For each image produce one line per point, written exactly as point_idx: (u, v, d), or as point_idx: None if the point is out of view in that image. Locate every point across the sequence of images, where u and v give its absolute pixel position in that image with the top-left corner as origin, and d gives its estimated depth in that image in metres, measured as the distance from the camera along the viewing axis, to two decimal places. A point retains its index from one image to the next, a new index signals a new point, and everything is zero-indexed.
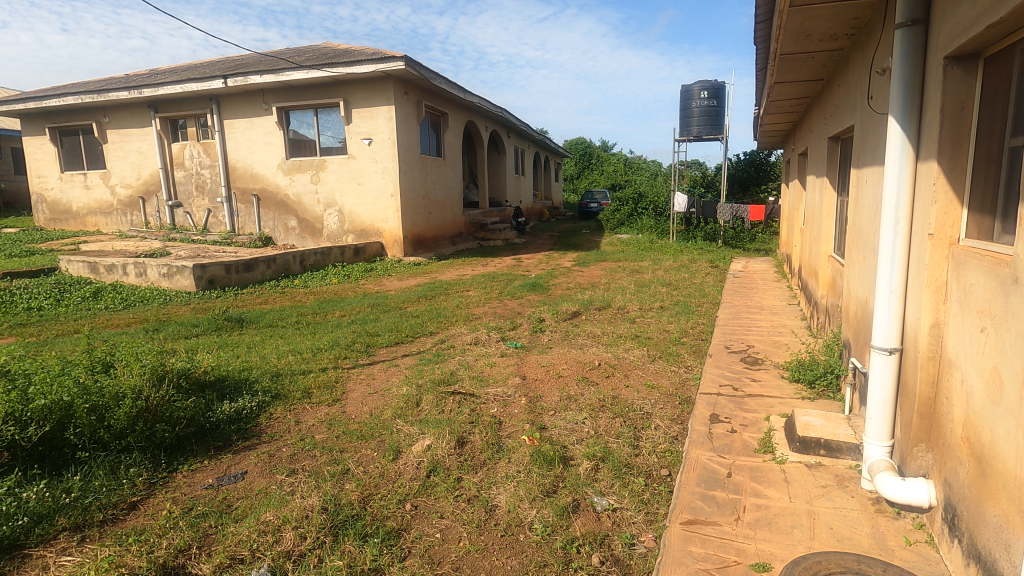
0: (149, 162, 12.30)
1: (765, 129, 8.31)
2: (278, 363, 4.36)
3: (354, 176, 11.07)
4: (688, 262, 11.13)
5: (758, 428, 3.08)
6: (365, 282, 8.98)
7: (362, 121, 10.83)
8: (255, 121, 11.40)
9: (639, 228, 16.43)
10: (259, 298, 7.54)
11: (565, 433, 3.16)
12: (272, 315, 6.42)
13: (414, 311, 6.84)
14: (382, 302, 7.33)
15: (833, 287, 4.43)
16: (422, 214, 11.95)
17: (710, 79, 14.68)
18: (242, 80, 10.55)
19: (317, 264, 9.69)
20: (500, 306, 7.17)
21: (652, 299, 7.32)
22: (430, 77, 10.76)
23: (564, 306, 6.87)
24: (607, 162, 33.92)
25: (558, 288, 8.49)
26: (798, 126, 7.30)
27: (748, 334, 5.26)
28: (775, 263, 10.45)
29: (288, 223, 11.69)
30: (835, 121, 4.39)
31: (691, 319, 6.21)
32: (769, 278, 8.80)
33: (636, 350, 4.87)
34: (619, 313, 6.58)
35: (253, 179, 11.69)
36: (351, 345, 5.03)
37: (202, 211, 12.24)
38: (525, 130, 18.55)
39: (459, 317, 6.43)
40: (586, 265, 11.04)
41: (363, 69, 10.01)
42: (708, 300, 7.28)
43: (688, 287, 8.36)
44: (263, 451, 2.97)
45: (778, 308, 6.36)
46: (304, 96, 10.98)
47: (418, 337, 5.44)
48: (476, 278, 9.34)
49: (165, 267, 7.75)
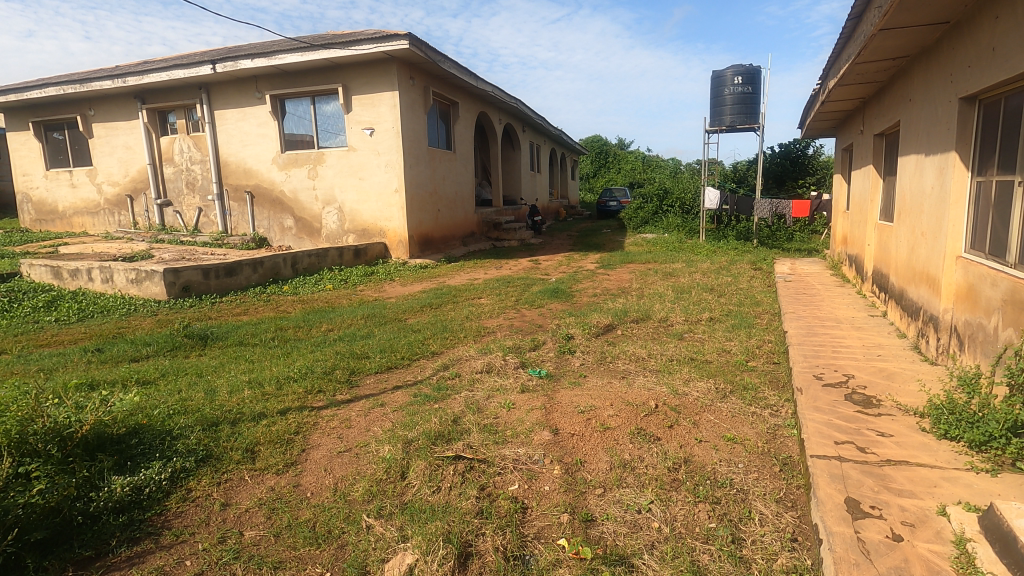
0: (137, 157, 11.39)
1: (826, 107, 7.14)
2: (227, 402, 3.29)
3: (355, 170, 10.04)
4: (727, 264, 9.93)
5: (939, 534, 1.93)
6: (363, 288, 7.93)
7: (363, 110, 9.80)
8: (247, 111, 10.43)
9: (664, 227, 15.21)
10: (238, 308, 6.54)
11: (625, 535, 2.06)
12: (247, 330, 5.39)
13: (416, 324, 5.75)
14: (378, 313, 6.24)
15: (976, 301, 3.25)
16: (431, 212, 10.90)
17: (744, 64, 13.48)
18: (231, 65, 9.60)
19: (311, 267, 8.65)
20: (517, 318, 6.07)
21: (697, 309, 6.17)
22: (438, 59, 9.72)
23: (594, 318, 5.73)
24: (624, 161, 32.77)
25: (584, 294, 7.38)
26: (873, 101, 6.13)
27: (840, 358, 4.09)
28: (828, 263, 9.20)
29: (284, 222, 10.70)
30: (979, 71, 3.23)
31: (754, 335, 5.04)
32: (830, 282, 7.56)
33: (698, 381, 3.71)
34: (661, 327, 5.44)
35: (246, 175, 10.73)
36: (330, 372, 3.97)
37: (193, 210, 11.32)
38: (542, 123, 17.46)
39: (469, 334, 5.33)
40: (611, 267, 9.90)
41: (363, 51, 8.99)
42: (765, 311, 6.10)
43: (736, 294, 7.18)
44: (151, 569, 1.90)
45: (861, 321, 5.16)
46: (299, 83, 9.99)
47: (417, 361, 4.36)
48: (490, 283, 8.25)
49: (133, 272, 6.77)
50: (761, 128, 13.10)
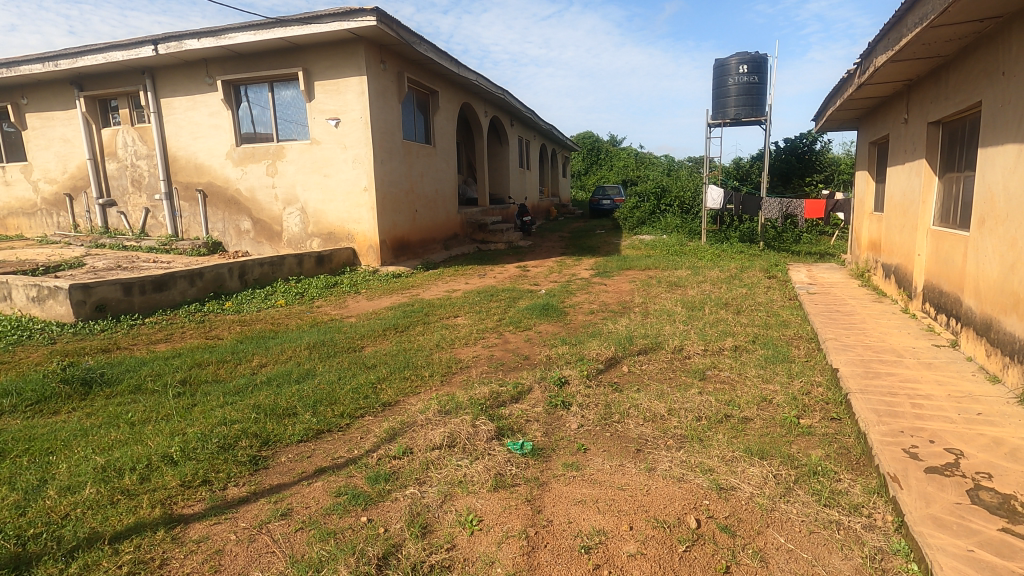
0: (75, 151, 10.14)
1: (863, 91, 6.08)
2: (40, 519, 2.15)
3: (319, 166, 8.88)
4: (736, 271, 8.91)
5: None
6: (322, 304, 6.79)
7: (327, 97, 8.64)
8: (197, 99, 9.24)
9: (663, 227, 14.20)
10: (162, 333, 5.39)
11: None
12: (155, 366, 4.24)
13: (372, 357, 4.64)
14: (329, 340, 5.11)
15: None
16: (407, 214, 9.76)
17: (749, 51, 12.45)
18: (175, 45, 8.41)
19: (264, 278, 7.50)
20: (498, 346, 5.00)
21: (716, 334, 5.11)
22: (413, 40, 8.58)
23: (592, 348, 4.66)
24: (617, 158, 31.83)
25: (579, 310, 6.33)
26: (929, 83, 5.08)
27: (930, 419, 3.03)
28: (852, 270, 8.19)
29: (240, 225, 9.51)
30: None
31: (796, 374, 3.98)
32: (864, 295, 6.53)
33: (746, 462, 2.63)
34: (676, 361, 4.38)
35: (197, 171, 9.52)
36: (229, 446, 2.85)
37: (139, 211, 10.10)
38: (531, 116, 16.34)
39: (435, 372, 4.23)
40: (608, 275, 8.86)
41: (325, 29, 7.81)
42: (798, 337, 5.04)
43: (756, 311, 6.14)
44: None
45: (928, 355, 4.12)
46: (256, 67, 8.81)
47: (358, 422, 3.26)
48: (470, 296, 7.16)
49: (34, 289, 5.58)
50: (768, 122, 12.14)
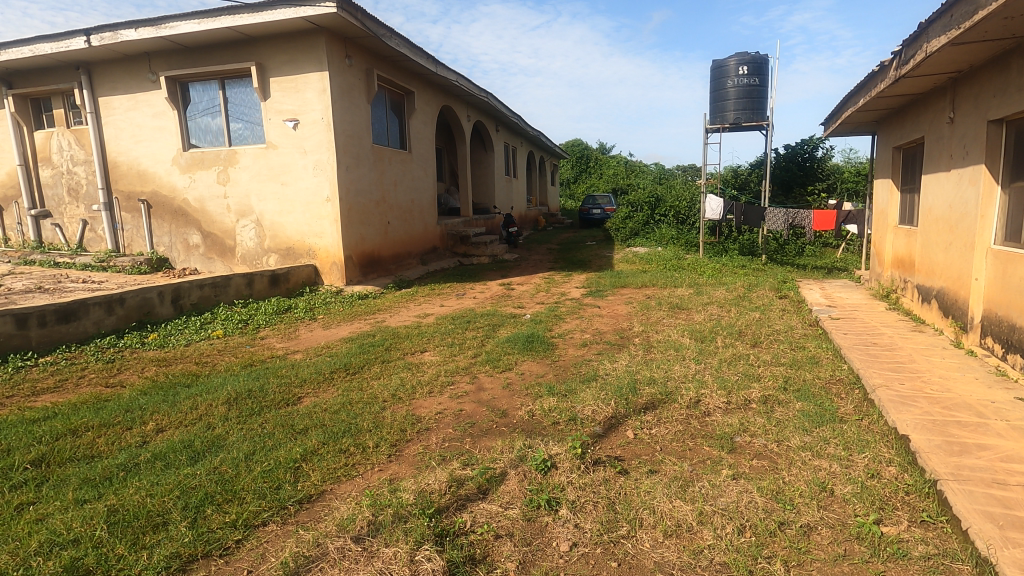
0: (5, 156, 9.05)
1: (899, 86, 5.21)
2: None
3: (276, 173, 7.87)
4: (744, 289, 8.02)
5: None
6: (268, 334, 5.78)
7: (285, 96, 7.66)
8: (139, 98, 8.21)
9: (657, 239, 13.42)
10: (53, 378, 4.35)
11: None
12: (11, 435, 3.20)
13: (306, 413, 3.62)
14: (259, 388, 4.08)
15: None
16: (377, 226, 8.76)
17: (749, 52, 11.66)
18: (109, 36, 7.38)
19: (204, 301, 6.47)
20: (469, 394, 4.01)
21: (737, 378, 4.16)
22: (382, 32, 7.63)
23: (585, 400, 3.69)
24: (605, 166, 31.13)
25: (568, 342, 5.39)
26: (992, 74, 4.20)
27: None
28: (873, 289, 7.33)
29: (188, 239, 8.47)
30: None
31: (853, 444, 3.02)
32: (898, 322, 5.64)
33: None
34: (694, 421, 3.42)
35: (140, 179, 8.47)
36: None
37: (76, 223, 9.02)
38: (518, 121, 15.44)
39: (383, 439, 3.22)
40: (602, 294, 7.93)
41: (279, 17, 6.83)
42: (837, 381, 4.12)
43: (777, 343, 5.21)
44: None
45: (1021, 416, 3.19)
46: (204, 62, 7.81)
47: (252, 541, 2.25)
48: (443, 322, 6.17)
49: None
50: (770, 127, 11.34)
